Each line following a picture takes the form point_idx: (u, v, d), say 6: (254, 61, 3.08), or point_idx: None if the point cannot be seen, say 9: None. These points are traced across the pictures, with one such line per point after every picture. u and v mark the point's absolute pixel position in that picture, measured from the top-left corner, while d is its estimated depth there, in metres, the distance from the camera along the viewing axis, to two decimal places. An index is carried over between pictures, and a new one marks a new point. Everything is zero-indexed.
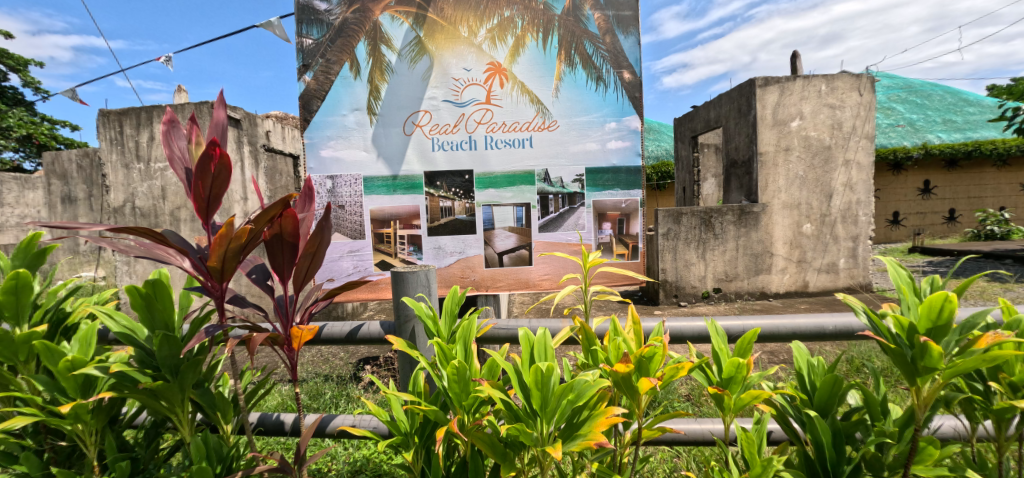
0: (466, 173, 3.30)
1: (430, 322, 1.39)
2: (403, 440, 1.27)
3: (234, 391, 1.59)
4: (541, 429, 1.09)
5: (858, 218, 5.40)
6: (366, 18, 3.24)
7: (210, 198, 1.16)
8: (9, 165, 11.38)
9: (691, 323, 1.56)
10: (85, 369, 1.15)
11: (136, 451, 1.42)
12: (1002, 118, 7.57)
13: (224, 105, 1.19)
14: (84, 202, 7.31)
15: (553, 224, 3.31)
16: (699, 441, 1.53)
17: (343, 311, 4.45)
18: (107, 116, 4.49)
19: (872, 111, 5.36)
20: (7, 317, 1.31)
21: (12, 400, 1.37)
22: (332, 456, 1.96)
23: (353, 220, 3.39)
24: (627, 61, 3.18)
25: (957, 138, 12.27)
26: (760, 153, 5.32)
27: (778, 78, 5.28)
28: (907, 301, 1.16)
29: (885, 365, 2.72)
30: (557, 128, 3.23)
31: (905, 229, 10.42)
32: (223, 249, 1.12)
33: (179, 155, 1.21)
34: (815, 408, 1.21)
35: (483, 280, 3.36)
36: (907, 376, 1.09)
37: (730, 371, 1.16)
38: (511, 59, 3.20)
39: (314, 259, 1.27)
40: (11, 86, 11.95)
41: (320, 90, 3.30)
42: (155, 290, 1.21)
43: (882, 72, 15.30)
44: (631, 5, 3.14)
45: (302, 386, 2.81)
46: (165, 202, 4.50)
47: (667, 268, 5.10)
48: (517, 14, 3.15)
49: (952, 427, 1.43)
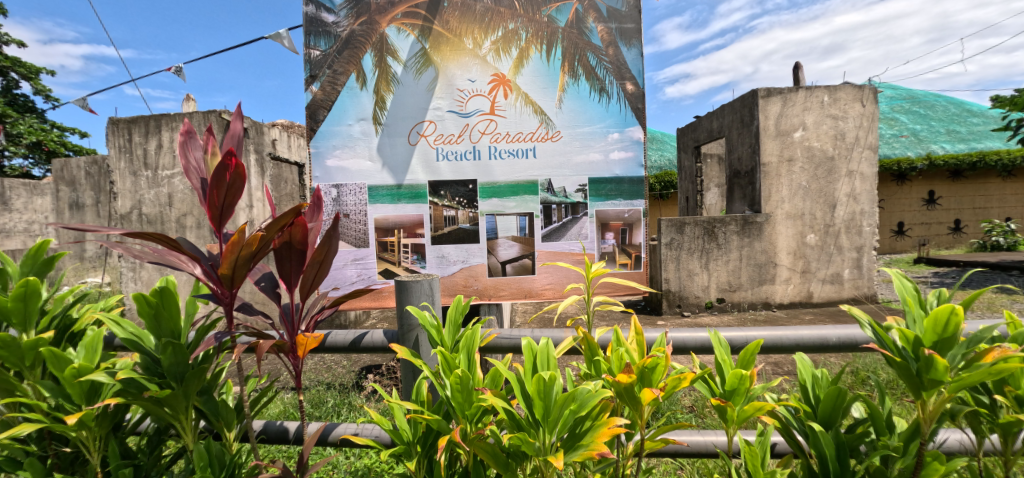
0: (469, 182, 3.33)
1: (433, 331, 1.38)
2: (406, 449, 1.28)
3: (237, 398, 1.60)
4: (544, 439, 1.08)
5: (862, 229, 5.38)
6: (372, 30, 3.30)
7: (224, 206, 1.18)
8: (18, 172, 11.49)
9: (693, 334, 1.55)
10: (92, 375, 1.16)
11: (139, 458, 1.42)
12: (1007, 129, 7.57)
13: (241, 117, 1.21)
14: (91, 208, 7.37)
15: (556, 233, 3.33)
16: (701, 453, 1.52)
17: (345, 320, 4.48)
18: (116, 124, 4.54)
19: (874, 121, 5.36)
20: (15, 323, 1.33)
21: (18, 406, 1.39)
22: (333, 465, 1.99)
23: (357, 228, 3.43)
24: (629, 73, 3.21)
25: (960, 149, 12.33)
26: (763, 164, 5.33)
27: (781, 89, 5.32)
28: (913, 314, 1.16)
29: (891, 377, 2.71)
30: (560, 139, 3.25)
31: (910, 239, 10.37)
32: (234, 256, 1.13)
33: (196, 165, 1.23)
34: (818, 420, 1.22)
35: (486, 288, 3.38)
36: (913, 389, 1.09)
37: (732, 382, 1.16)
38: (516, 70, 3.23)
39: (320, 268, 1.28)
40: (23, 93, 12.09)
41: (327, 101, 3.34)
42: (163, 298, 1.23)
43: (885, 83, 15.33)
44: (633, 18, 3.18)
45: (305, 394, 2.82)
46: (171, 208, 4.52)
47: (670, 277, 5.12)
48: (520, 26, 3.20)
49: (957, 440, 1.41)
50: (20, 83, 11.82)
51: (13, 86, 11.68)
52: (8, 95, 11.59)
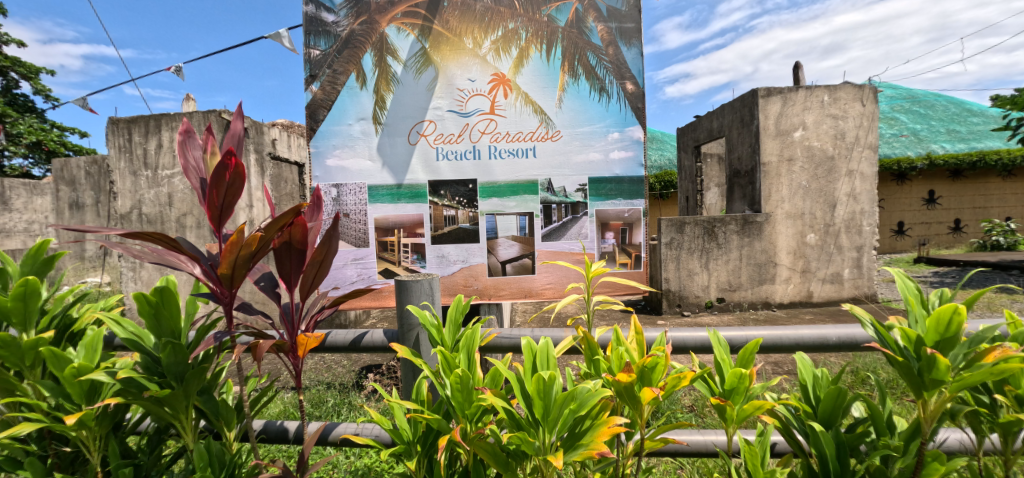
0: (469, 182, 3.33)
1: (433, 331, 1.38)
2: (406, 449, 1.28)
3: (237, 398, 1.60)
4: (543, 439, 1.08)
5: (862, 228, 5.38)
6: (372, 30, 3.30)
7: (224, 206, 1.18)
8: (18, 172, 11.49)
9: (694, 333, 1.55)
10: (92, 375, 1.17)
11: (139, 457, 1.42)
12: (1007, 129, 7.57)
13: (241, 116, 1.21)
14: (91, 208, 7.37)
15: (556, 233, 3.33)
16: (700, 452, 1.52)
17: (345, 319, 4.48)
18: (116, 124, 4.54)
19: (874, 121, 5.36)
20: (15, 323, 1.33)
21: (18, 405, 1.39)
22: (333, 464, 2.00)
23: (357, 228, 3.44)
24: (629, 72, 3.21)
25: (960, 148, 12.33)
26: (763, 164, 5.33)
27: (781, 89, 5.32)
28: (914, 313, 1.16)
29: (891, 377, 2.71)
30: (560, 139, 3.25)
31: (910, 239, 10.36)
32: (234, 256, 1.13)
33: (195, 164, 1.23)
34: (818, 420, 1.22)
35: (486, 288, 3.39)
36: (913, 389, 1.09)
37: (732, 382, 1.16)
38: (516, 70, 3.23)
39: (320, 268, 1.28)
40: (23, 93, 12.08)
41: (326, 100, 3.34)
42: (163, 297, 1.23)
43: (885, 83, 15.33)
44: (633, 18, 3.18)
45: (305, 394, 2.82)
46: (171, 208, 4.52)
47: (670, 277, 5.12)
48: (521, 26, 3.20)
49: (957, 440, 1.41)
50: (20, 83, 11.81)
51: (13, 86, 11.68)
52: (8, 95, 11.59)
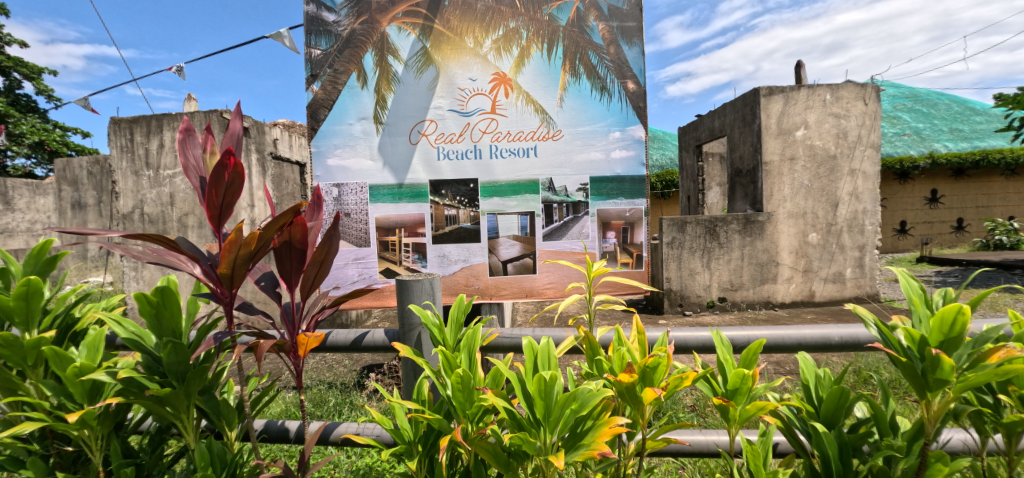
0: (471, 181, 3.32)
1: (435, 330, 1.38)
2: (407, 448, 1.28)
3: (238, 397, 1.59)
4: (545, 439, 1.08)
5: (864, 228, 5.37)
6: (374, 30, 3.30)
7: (223, 206, 1.18)
8: (21, 172, 11.52)
9: (694, 333, 1.54)
10: (94, 375, 1.17)
11: (140, 457, 1.41)
12: (1010, 128, 7.54)
13: (239, 116, 1.21)
14: (94, 208, 7.40)
15: (558, 232, 3.33)
16: (703, 452, 1.52)
17: (347, 319, 4.49)
18: (118, 124, 4.54)
19: (877, 120, 5.33)
20: (18, 322, 1.33)
21: (20, 405, 1.39)
22: (335, 464, 2.01)
23: (359, 228, 3.44)
24: (631, 71, 3.20)
25: (963, 147, 12.29)
26: (765, 163, 5.31)
27: (783, 88, 5.30)
28: (918, 313, 1.15)
29: (893, 376, 2.71)
30: (561, 138, 3.24)
31: (912, 238, 10.34)
32: (233, 256, 1.13)
33: (194, 164, 1.22)
34: (821, 420, 1.21)
35: (487, 288, 3.38)
36: (917, 389, 1.08)
37: (735, 382, 1.15)
38: (517, 69, 3.23)
39: (320, 268, 1.27)
40: (24, 93, 12.11)
41: (328, 100, 3.34)
42: (164, 297, 1.23)
43: (887, 82, 15.28)
44: (635, 16, 3.17)
45: (306, 393, 2.83)
46: (174, 208, 4.53)
47: (672, 277, 5.11)
48: (522, 25, 3.20)
49: (961, 440, 1.41)
50: (21, 83, 11.81)
51: (15, 86, 11.71)
52: (10, 95, 11.63)
